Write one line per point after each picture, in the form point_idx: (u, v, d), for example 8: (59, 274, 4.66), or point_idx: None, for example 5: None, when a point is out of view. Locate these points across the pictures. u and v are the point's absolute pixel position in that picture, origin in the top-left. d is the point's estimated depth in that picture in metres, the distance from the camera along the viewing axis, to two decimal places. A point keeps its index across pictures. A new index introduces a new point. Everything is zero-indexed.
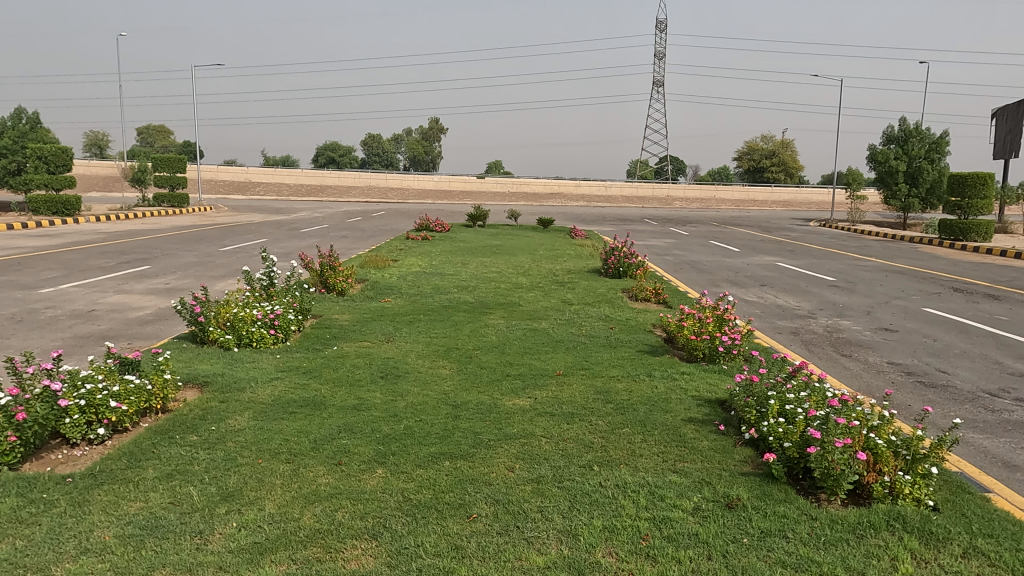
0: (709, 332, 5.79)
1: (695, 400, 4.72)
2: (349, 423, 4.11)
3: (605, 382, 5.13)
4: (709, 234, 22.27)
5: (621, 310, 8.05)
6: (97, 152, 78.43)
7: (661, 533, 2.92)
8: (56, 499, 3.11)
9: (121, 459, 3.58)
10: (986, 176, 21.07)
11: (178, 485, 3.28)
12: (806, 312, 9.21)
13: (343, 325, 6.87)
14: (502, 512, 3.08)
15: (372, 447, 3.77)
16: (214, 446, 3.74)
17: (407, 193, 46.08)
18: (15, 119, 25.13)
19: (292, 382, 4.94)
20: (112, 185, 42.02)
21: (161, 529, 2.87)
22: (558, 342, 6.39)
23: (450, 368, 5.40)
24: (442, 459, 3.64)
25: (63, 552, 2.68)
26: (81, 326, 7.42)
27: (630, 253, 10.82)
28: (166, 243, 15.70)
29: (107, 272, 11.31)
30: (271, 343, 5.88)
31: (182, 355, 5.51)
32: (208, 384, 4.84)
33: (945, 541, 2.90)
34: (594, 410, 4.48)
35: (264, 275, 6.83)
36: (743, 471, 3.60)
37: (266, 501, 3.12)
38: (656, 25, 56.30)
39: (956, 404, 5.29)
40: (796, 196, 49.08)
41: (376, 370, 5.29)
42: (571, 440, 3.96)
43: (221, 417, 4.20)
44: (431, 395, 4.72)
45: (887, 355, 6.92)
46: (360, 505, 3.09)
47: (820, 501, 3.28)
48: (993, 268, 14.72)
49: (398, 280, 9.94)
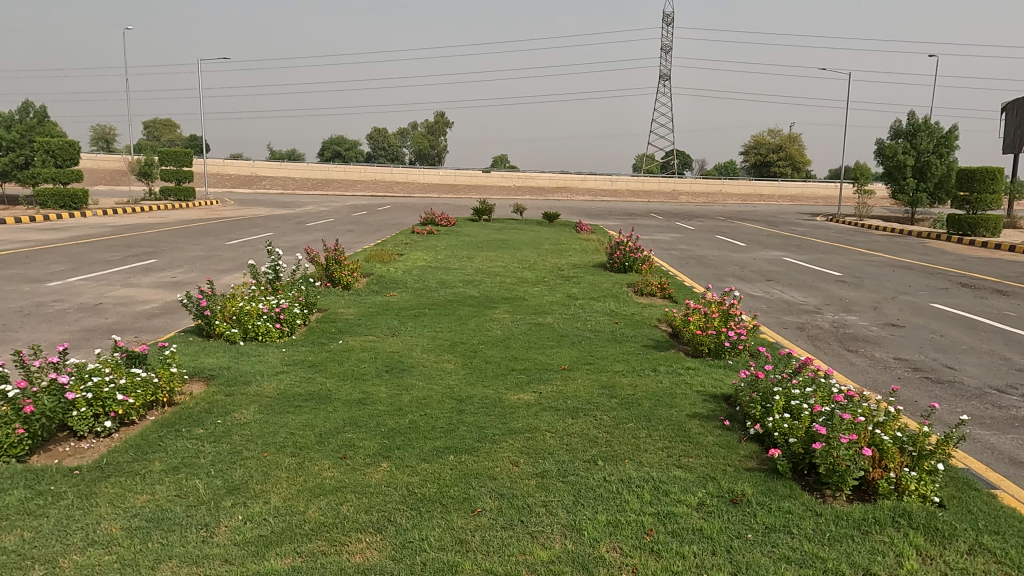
0: (715, 327, 5.77)
1: (700, 396, 4.71)
2: (354, 417, 4.12)
3: (610, 377, 5.12)
4: (716, 229, 22.12)
5: (626, 305, 8.03)
6: (104, 146, 79.01)
7: (666, 529, 2.92)
8: (63, 492, 3.12)
9: (127, 451, 3.59)
10: (996, 170, 20.87)
11: (184, 477, 3.30)
12: (813, 307, 9.17)
13: (347, 319, 6.88)
14: (507, 506, 3.08)
15: (377, 440, 3.79)
16: (220, 439, 3.75)
17: (413, 186, 46.22)
18: (22, 113, 25.18)
19: (297, 376, 4.96)
20: (119, 178, 42.22)
21: (167, 521, 2.88)
22: (563, 337, 6.39)
23: (454, 363, 5.41)
24: (446, 453, 3.64)
25: (70, 544, 2.70)
26: (87, 319, 7.48)
27: (636, 247, 10.80)
28: (172, 237, 15.77)
29: (113, 266, 11.40)
30: (276, 336, 5.89)
31: (188, 348, 5.53)
32: (214, 377, 4.86)
33: (951, 538, 2.89)
34: (598, 405, 4.47)
35: (270, 268, 6.76)
36: (748, 466, 3.59)
37: (272, 494, 3.13)
38: (663, 19, 56.22)
39: (963, 400, 5.27)
40: (802, 190, 48.80)
41: (381, 364, 5.30)
42: (575, 435, 3.96)
43: (227, 410, 4.22)
44: (436, 389, 4.73)
45: (894, 351, 6.88)
46: (364, 499, 3.10)
47: (825, 497, 3.26)
48: (1000, 264, 14.61)
49: (403, 275, 9.91)
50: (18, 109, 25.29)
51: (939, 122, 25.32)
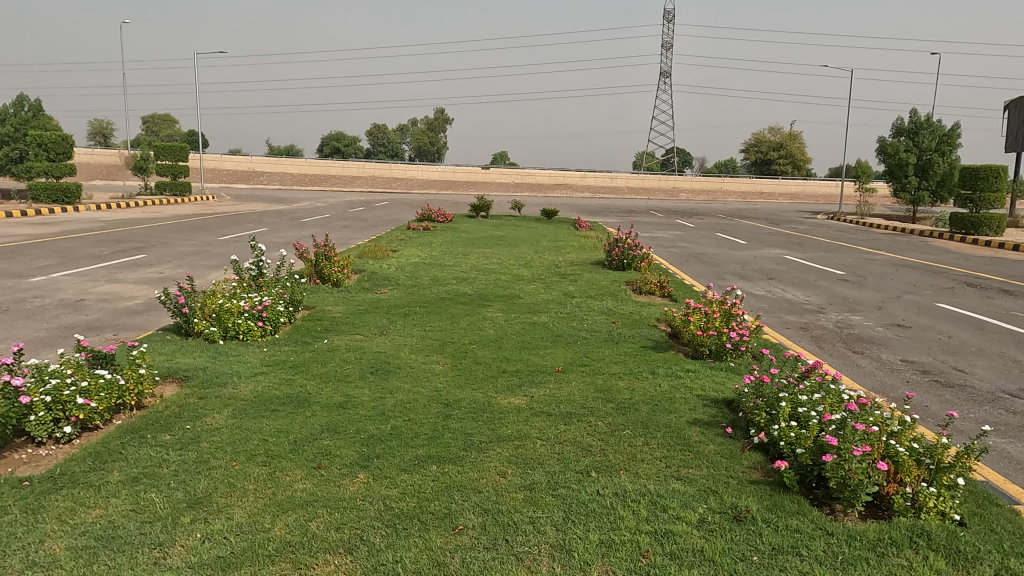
0: (716, 327, 5.52)
1: (701, 400, 4.46)
2: (333, 422, 3.88)
3: (606, 381, 4.86)
4: (716, 227, 21.84)
5: (624, 303, 7.79)
6: (101, 140, 78.65)
7: (663, 550, 2.67)
8: (9, 506, 2.88)
9: (85, 460, 3.34)
10: (999, 169, 20.64)
11: (142, 489, 3.05)
12: (816, 306, 8.93)
13: (335, 317, 6.64)
14: (491, 523, 2.84)
15: (355, 449, 3.54)
16: (187, 447, 3.51)
17: (411, 183, 45.90)
18: (17, 106, 24.90)
19: (277, 377, 4.70)
20: (116, 173, 41.88)
21: (117, 540, 2.63)
22: (558, 336, 6.14)
23: (443, 364, 5.16)
24: (428, 463, 3.39)
25: (8, 567, 2.45)
26: (67, 316, 7.21)
27: (634, 244, 10.54)
28: (163, 232, 15.49)
29: (100, 261, 11.12)
30: (258, 335, 5.64)
31: (163, 348, 5.28)
32: (188, 379, 4.61)
33: (974, 562, 2.65)
34: (593, 410, 4.23)
35: (253, 264, 6.50)
36: (752, 479, 3.34)
37: (236, 509, 2.89)
38: (664, 15, 55.83)
39: (975, 405, 5.03)
40: (803, 188, 48.48)
41: (366, 366, 5.05)
42: (567, 442, 3.72)
43: (198, 414, 3.97)
44: (421, 392, 4.49)
45: (901, 353, 6.64)
46: (337, 515, 2.85)
47: (836, 513, 3.02)
48: (1004, 262, 14.42)
49: (395, 272, 9.62)
50: (13, 103, 25.01)
51: (941, 121, 25.07)
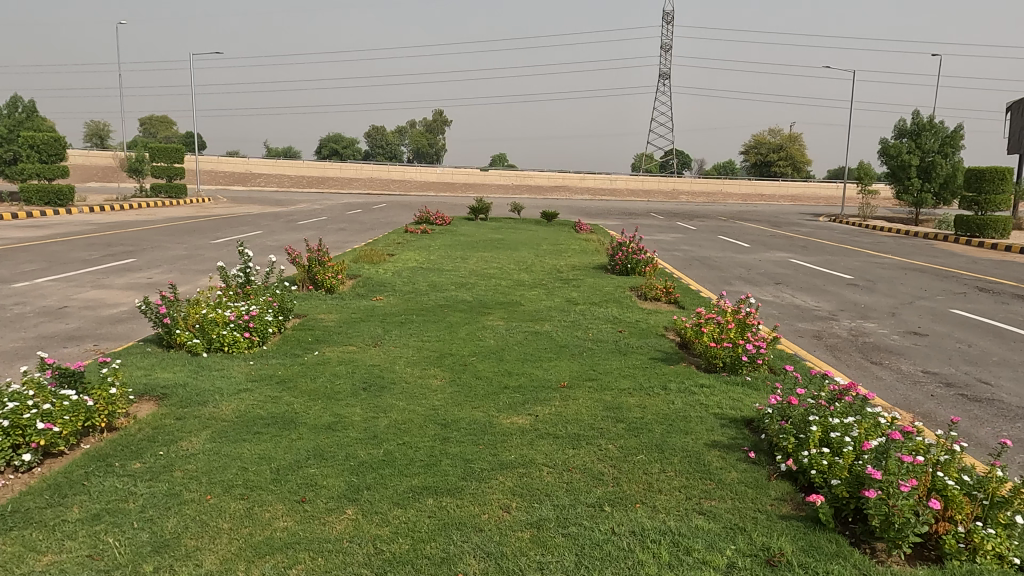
0: (730, 339, 5.20)
1: (719, 420, 4.13)
2: (320, 447, 3.55)
3: (616, 397, 4.53)
4: (719, 229, 21.56)
5: (630, 311, 7.47)
6: (97, 142, 78.24)
7: None
8: None
9: (43, 493, 3.01)
10: (1005, 171, 20.34)
11: (103, 530, 2.72)
12: (828, 313, 8.62)
13: (328, 326, 6.32)
14: (493, 571, 2.51)
15: (342, 478, 3.21)
16: (157, 477, 3.18)
17: (409, 185, 45.58)
18: (10, 108, 24.59)
19: (262, 395, 4.37)
20: (113, 175, 41.53)
21: None
22: (562, 347, 5.83)
23: (441, 379, 4.82)
24: (424, 496, 3.07)
25: None
26: (47, 324, 6.88)
27: (638, 248, 10.23)
28: (155, 235, 15.15)
29: (88, 265, 10.79)
30: (244, 347, 5.31)
31: (141, 362, 4.95)
32: (166, 397, 4.27)
33: None
34: (603, 432, 3.90)
35: (240, 270, 6.17)
36: (783, 513, 3.02)
37: (206, 554, 2.56)
38: (664, 16, 55.58)
39: (1006, 421, 4.71)
40: (804, 190, 48.25)
41: (358, 381, 4.72)
42: (577, 470, 3.39)
43: (173, 438, 3.64)
44: (417, 411, 4.15)
45: (921, 363, 6.32)
46: (320, 561, 2.52)
47: (879, 556, 2.69)
48: (1014, 266, 14.11)
49: (392, 277, 9.29)
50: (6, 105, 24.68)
51: (944, 122, 24.79)
